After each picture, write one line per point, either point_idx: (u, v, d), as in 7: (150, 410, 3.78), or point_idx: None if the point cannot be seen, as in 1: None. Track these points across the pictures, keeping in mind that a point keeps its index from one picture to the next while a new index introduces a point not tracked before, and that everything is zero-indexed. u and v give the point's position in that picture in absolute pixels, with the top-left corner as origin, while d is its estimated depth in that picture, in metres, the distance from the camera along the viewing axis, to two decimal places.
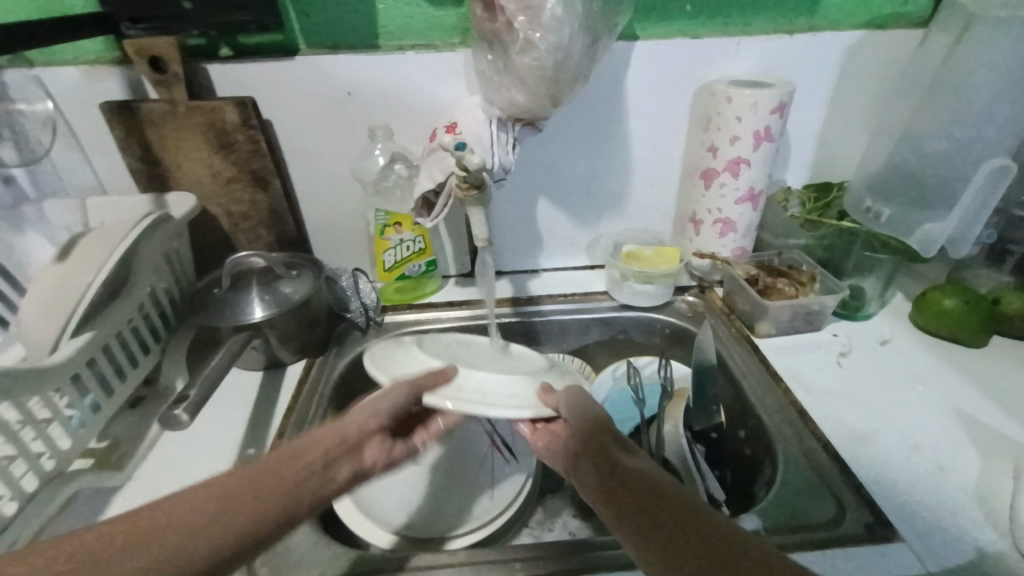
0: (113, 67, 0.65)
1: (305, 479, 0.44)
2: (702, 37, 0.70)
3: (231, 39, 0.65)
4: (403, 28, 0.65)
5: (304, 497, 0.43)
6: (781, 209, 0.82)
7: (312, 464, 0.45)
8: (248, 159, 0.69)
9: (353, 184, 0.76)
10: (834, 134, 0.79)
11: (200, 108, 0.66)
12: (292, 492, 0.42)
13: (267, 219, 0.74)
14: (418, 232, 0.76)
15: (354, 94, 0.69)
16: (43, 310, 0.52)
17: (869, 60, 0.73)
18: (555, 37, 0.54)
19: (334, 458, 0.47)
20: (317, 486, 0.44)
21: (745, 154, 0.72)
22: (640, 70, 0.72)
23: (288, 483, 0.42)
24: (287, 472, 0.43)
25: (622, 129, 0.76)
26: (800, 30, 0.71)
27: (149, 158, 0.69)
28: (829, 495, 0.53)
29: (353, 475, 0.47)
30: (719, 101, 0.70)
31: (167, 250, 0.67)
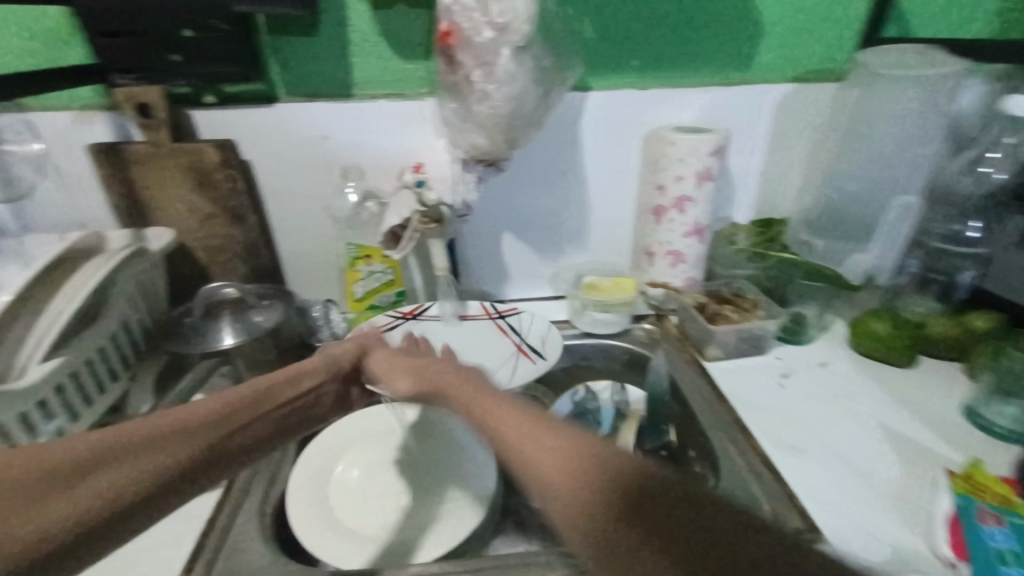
0: (102, 112, 0.70)
1: (162, 436, 0.39)
2: (650, 89, 0.78)
3: (216, 88, 0.71)
4: (375, 78, 0.72)
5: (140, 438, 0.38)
6: (728, 243, 0.88)
7: (151, 434, 0.39)
8: (227, 197, 0.74)
9: (326, 221, 0.80)
10: (774, 174, 0.86)
11: (183, 150, 0.71)
12: (175, 432, 0.40)
13: (243, 253, 0.79)
14: (388, 264, 0.80)
15: (330, 137, 0.74)
16: None
17: (799, 109, 0.81)
18: (508, 88, 0.61)
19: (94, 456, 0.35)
20: (162, 434, 0.39)
21: (689, 193, 0.79)
22: (592, 118, 0.79)
23: (163, 431, 0.39)
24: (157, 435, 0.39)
25: (578, 170, 0.83)
26: (736, 84, 0.79)
27: (130, 194, 0.73)
28: (767, 506, 0.57)
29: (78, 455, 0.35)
30: (664, 144, 0.77)
31: (142, 281, 0.71)
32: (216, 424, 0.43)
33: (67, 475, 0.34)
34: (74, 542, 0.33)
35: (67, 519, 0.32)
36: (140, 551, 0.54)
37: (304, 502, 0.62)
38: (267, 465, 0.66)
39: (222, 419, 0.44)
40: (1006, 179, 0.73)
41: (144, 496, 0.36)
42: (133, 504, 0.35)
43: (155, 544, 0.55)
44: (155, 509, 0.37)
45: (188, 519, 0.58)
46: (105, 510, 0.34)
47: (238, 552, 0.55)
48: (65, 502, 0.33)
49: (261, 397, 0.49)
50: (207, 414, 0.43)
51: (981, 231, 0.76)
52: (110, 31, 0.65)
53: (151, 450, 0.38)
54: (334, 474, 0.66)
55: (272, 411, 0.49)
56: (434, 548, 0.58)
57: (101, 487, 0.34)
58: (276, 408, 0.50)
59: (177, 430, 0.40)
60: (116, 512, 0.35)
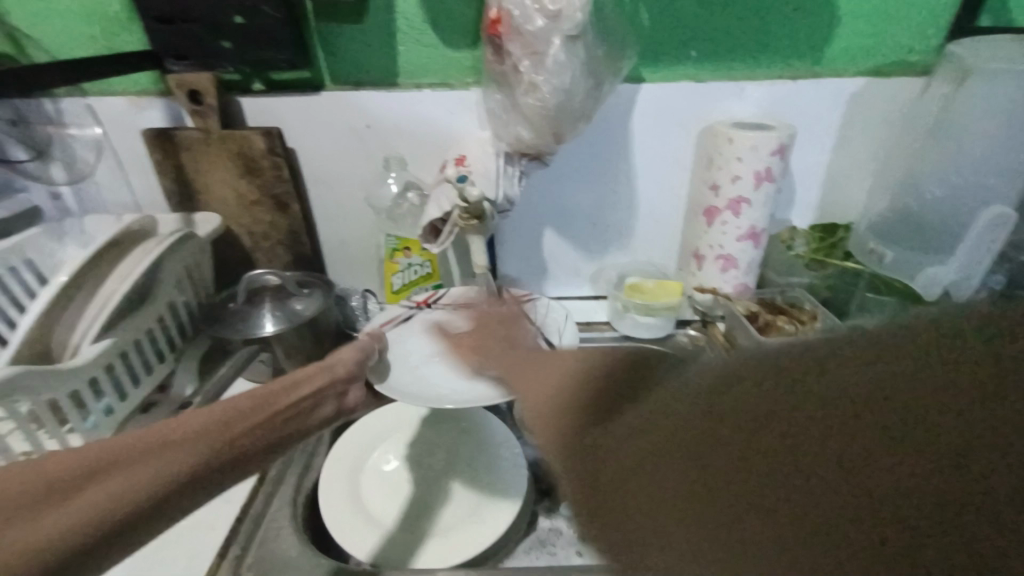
0: (156, 98, 0.72)
1: (157, 442, 0.36)
2: (708, 81, 0.73)
3: (264, 75, 0.71)
4: (420, 66, 0.70)
5: (134, 446, 0.35)
6: (785, 248, 0.82)
7: (145, 443, 0.35)
8: (272, 184, 0.75)
9: (367, 211, 0.80)
10: (842, 176, 0.79)
11: (231, 137, 0.71)
12: (173, 437, 0.36)
13: (286, 240, 0.79)
14: (426, 257, 0.78)
15: (373, 126, 0.73)
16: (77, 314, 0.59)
17: (874, 106, 0.74)
18: (557, 80, 0.58)
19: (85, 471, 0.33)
20: (157, 442, 0.36)
21: (746, 194, 0.73)
22: (645, 111, 0.75)
23: (161, 438, 0.36)
24: (152, 443, 0.35)
25: (627, 166, 0.79)
26: (804, 77, 0.73)
27: (181, 180, 0.75)
28: None
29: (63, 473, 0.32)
30: (720, 141, 0.72)
31: (191, 265, 0.73)
32: (224, 424, 0.39)
33: (8, 514, 0.30)
34: (70, 564, 0.30)
35: (54, 540, 0.30)
36: (182, 531, 0.56)
37: (335, 498, 0.62)
38: (304, 451, 0.67)
39: (230, 419, 0.40)
40: None
41: (144, 507, 0.33)
42: (122, 526, 0.32)
43: (194, 526, 0.57)
44: (128, 544, 0.33)
45: (226, 503, 0.60)
46: (59, 551, 0.30)
47: (270, 539, 0.56)
48: (51, 522, 0.30)
49: (247, 408, 0.41)
50: (213, 416, 0.39)
51: None
52: (166, 18, 0.66)
53: (113, 477, 0.33)
54: (368, 464, 0.67)
55: (292, 407, 0.45)
56: (460, 555, 0.57)
57: (91, 502, 0.32)
58: (271, 418, 0.42)
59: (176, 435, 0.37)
60: (112, 528, 0.32)
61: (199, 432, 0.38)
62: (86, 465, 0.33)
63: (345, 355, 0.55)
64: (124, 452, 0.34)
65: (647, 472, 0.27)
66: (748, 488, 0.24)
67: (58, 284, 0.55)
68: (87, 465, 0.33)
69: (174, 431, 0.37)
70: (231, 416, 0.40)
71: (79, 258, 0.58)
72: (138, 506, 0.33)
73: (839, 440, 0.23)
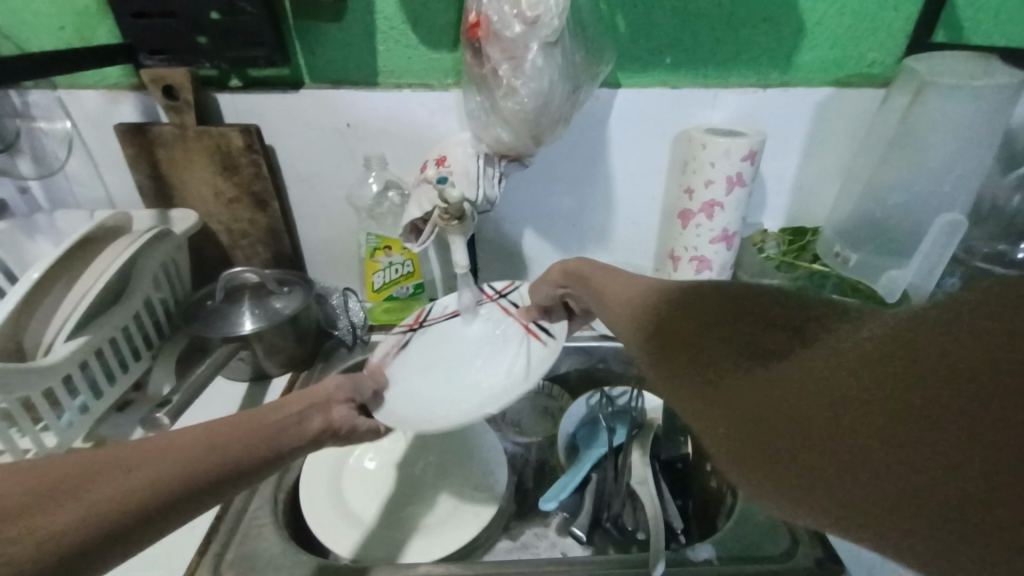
0: (130, 92, 0.70)
1: (168, 450, 0.37)
2: (683, 87, 0.75)
3: (242, 72, 0.71)
4: (401, 66, 0.71)
5: (147, 452, 0.36)
6: (757, 250, 0.85)
7: (155, 450, 0.36)
8: (250, 181, 0.74)
9: (347, 210, 0.80)
10: (810, 181, 0.83)
11: (208, 133, 0.71)
12: (182, 449, 0.37)
13: (265, 237, 0.79)
14: (408, 256, 0.78)
15: (353, 125, 0.73)
16: (47, 311, 0.58)
17: (840, 115, 0.77)
18: (535, 84, 0.60)
19: (97, 469, 0.34)
20: (169, 449, 0.37)
21: (719, 198, 0.76)
22: (622, 116, 0.77)
23: (173, 446, 0.37)
24: (160, 449, 0.36)
25: (605, 168, 0.81)
26: (774, 86, 0.75)
27: (157, 176, 0.74)
28: (783, 531, 0.56)
29: (78, 468, 0.33)
30: (695, 146, 0.74)
31: (168, 262, 0.72)
32: (228, 441, 0.40)
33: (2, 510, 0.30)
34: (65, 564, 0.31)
35: (58, 537, 0.30)
36: None
37: (314, 498, 0.62)
38: None
39: (234, 434, 0.41)
40: None
41: (140, 517, 0.34)
42: (118, 535, 0.33)
43: None
44: (118, 551, 0.33)
45: None
46: (56, 554, 0.30)
47: (250, 537, 0.56)
48: (57, 519, 0.31)
49: (238, 430, 0.41)
50: (218, 428, 0.40)
51: None
52: (140, 11, 0.65)
53: (119, 480, 0.34)
54: (348, 464, 0.67)
55: (289, 432, 0.45)
56: (442, 547, 0.58)
57: (97, 503, 0.32)
58: (262, 440, 0.42)
59: (186, 446, 0.38)
60: (107, 534, 0.32)
61: (207, 445, 0.39)
62: (98, 465, 0.34)
63: (331, 380, 0.55)
64: (136, 456, 0.35)
65: (720, 403, 0.34)
66: (840, 449, 0.28)
67: (30, 280, 0.54)
68: (80, 471, 0.33)
69: (184, 438, 0.38)
70: (236, 432, 0.41)
71: (52, 256, 0.57)
72: (135, 516, 0.33)
73: (869, 403, 0.27)
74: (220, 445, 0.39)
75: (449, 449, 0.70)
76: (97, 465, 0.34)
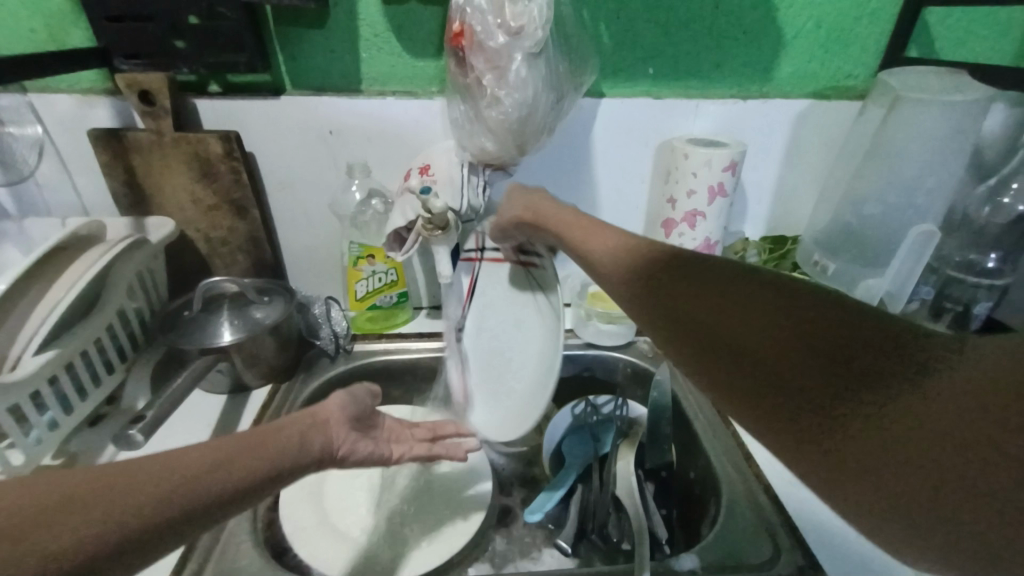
0: (104, 97, 0.69)
1: (153, 484, 0.33)
2: (666, 98, 0.76)
3: (221, 77, 0.69)
4: (384, 74, 0.70)
5: (127, 485, 0.33)
6: (739, 258, 0.85)
7: (135, 479, 0.33)
8: (229, 188, 0.73)
9: (330, 217, 0.79)
10: (789, 191, 0.84)
11: (186, 140, 0.69)
12: (168, 480, 0.34)
13: (245, 245, 0.77)
14: (391, 265, 0.78)
15: (336, 132, 0.72)
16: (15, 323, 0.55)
17: (818, 126, 0.79)
18: (519, 94, 0.60)
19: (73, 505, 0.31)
20: (151, 483, 0.33)
21: (701, 207, 0.77)
22: (605, 125, 0.77)
23: (158, 480, 0.34)
24: (141, 480, 0.33)
25: (589, 177, 0.81)
26: (755, 97, 0.76)
27: (133, 183, 0.72)
28: (765, 538, 0.56)
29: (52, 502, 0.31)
30: (677, 156, 0.75)
31: (143, 271, 0.70)
32: (220, 471, 0.36)
33: None
34: None
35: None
36: None
37: (294, 516, 0.61)
38: None
39: (228, 459, 0.37)
40: None
41: (107, 557, 0.31)
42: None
43: None
44: None
45: None
46: None
47: (228, 555, 0.54)
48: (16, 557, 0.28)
49: (233, 452, 0.38)
50: (211, 456, 0.37)
51: (999, 262, 0.73)
52: (115, 15, 0.64)
53: (89, 517, 0.31)
54: (330, 478, 0.66)
55: (290, 453, 0.41)
56: (424, 562, 0.57)
57: (59, 542, 0.29)
58: (257, 462, 0.38)
59: (171, 478, 0.34)
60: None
61: (196, 477, 0.35)
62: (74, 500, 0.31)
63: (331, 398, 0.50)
64: (114, 490, 0.32)
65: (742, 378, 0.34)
66: (858, 447, 0.29)
67: None
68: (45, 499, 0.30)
69: (172, 467, 0.35)
70: (230, 459, 0.37)
71: (20, 266, 0.55)
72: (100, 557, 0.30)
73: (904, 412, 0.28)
74: (212, 476, 0.36)
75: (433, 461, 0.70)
76: (71, 497, 0.31)
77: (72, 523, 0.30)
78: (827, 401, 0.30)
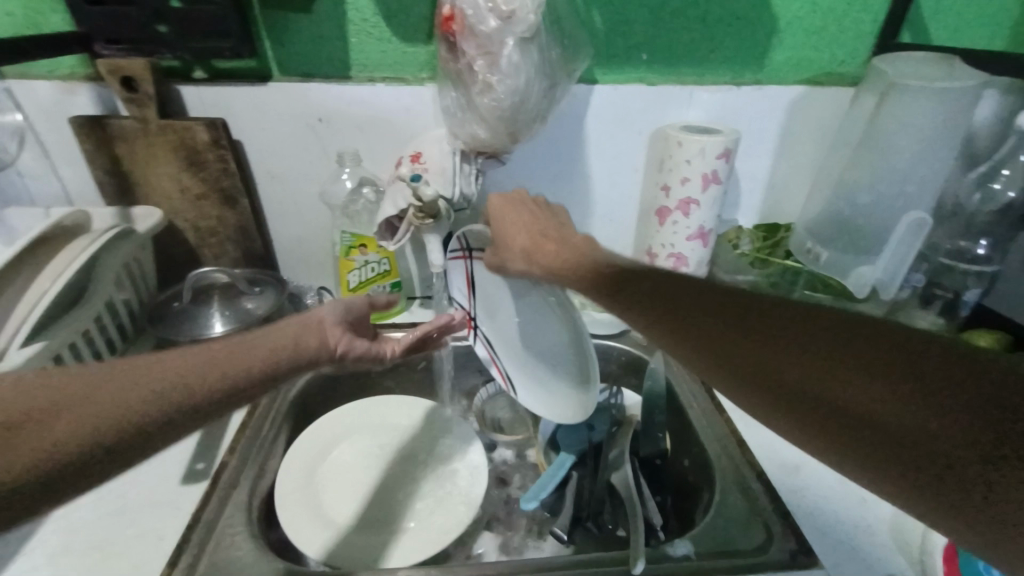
0: (85, 83, 0.67)
1: (150, 376, 0.37)
2: (660, 84, 0.75)
3: (206, 63, 0.68)
4: (374, 59, 0.69)
5: (130, 378, 0.37)
6: (732, 247, 0.85)
7: (136, 375, 0.37)
8: (217, 177, 0.71)
9: (320, 207, 0.78)
10: (783, 179, 0.84)
11: (172, 127, 0.68)
12: (168, 376, 0.38)
13: (234, 235, 0.76)
14: (384, 254, 0.77)
15: (325, 120, 0.71)
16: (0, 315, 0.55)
17: (812, 114, 0.78)
18: (511, 81, 0.59)
19: (86, 394, 0.35)
20: (148, 377, 0.37)
21: (694, 196, 0.76)
22: (599, 113, 0.76)
23: (156, 375, 0.37)
24: (136, 374, 0.37)
25: (583, 166, 0.80)
26: (749, 84, 0.76)
27: (118, 172, 0.71)
28: (757, 523, 0.57)
29: (67, 390, 0.35)
30: (670, 144, 0.74)
31: (130, 262, 0.69)
32: (214, 371, 0.40)
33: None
34: (56, 475, 0.33)
35: (49, 450, 0.32)
36: (124, 542, 0.54)
37: (287, 502, 0.60)
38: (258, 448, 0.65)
39: (225, 361, 0.41)
40: (1015, 199, 0.72)
41: (130, 435, 0.35)
42: (109, 450, 0.34)
43: (136, 536, 0.55)
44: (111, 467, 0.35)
45: (174, 511, 0.57)
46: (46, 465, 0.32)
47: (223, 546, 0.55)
48: (48, 435, 0.33)
49: (222, 356, 0.41)
50: (207, 358, 0.40)
51: (989, 248, 0.76)
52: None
53: (102, 404, 0.35)
54: (324, 467, 0.66)
55: (283, 361, 0.44)
56: (417, 551, 0.57)
57: (82, 424, 0.34)
58: (238, 366, 0.41)
59: (172, 372, 0.38)
60: (99, 451, 0.34)
61: (190, 374, 0.39)
62: (87, 391, 0.35)
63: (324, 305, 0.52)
64: (123, 380, 0.36)
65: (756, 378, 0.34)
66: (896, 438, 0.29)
67: None
68: (37, 401, 0.34)
69: (175, 365, 0.39)
70: (228, 355, 0.41)
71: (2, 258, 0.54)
72: (125, 432, 0.35)
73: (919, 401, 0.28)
74: (211, 370, 0.40)
75: (427, 452, 0.69)
76: (85, 386, 0.35)
77: (68, 419, 0.34)
78: (838, 385, 0.31)
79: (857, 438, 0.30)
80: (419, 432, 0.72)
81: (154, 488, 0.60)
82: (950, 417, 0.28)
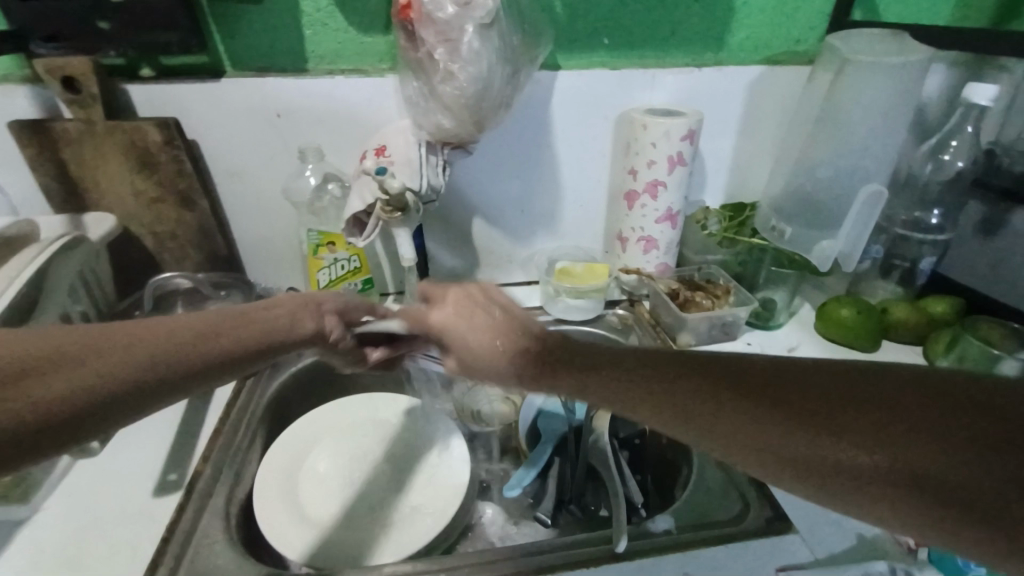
0: (23, 84, 0.63)
1: (163, 335, 0.37)
2: (622, 68, 0.75)
3: (154, 59, 0.65)
4: (330, 51, 0.67)
5: (143, 336, 0.36)
6: (699, 228, 0.86)
7: (148, 333, 0.37)
8: (173, 178, 0.69)
9: (284, 205, 0.76)
10: (746, 159, 0.86)
11: (121, 127, 0.65)
12: (181, 339, 0.38)
13: (195, 238, 0.74)
14: (353, 251, 0.75)
15: (284, 115, 0.69)
16: None
17: (771, 93, 0.80)
18: (474, 68, 0.58)
19: (101, 346, 0.35)
20: (157, 335, 0.37)
21: (661, 178, 0.77)
22: (563, 99, 0.76)
23: (168, 336, 0.37)
24: (147, 332, 0.37)
25: (550, 153, 0.80)
26: (709, 65, 0.77)
27: (65, 177, 0.67)
28: (735, 493, 0.59)
29: (79, 341, 0.34)
30: (636, 128, 0.75)
31: (84, 270, 0.66)
32: (224, 337, 0.40)
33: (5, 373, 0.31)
34: (59, 423, 0.32)
35: (54, 399, 0.32)
36: (96, 558, 0.52)
37: (266, 511, 0.59)
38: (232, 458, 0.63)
39: (232, 325, 0.41)
40: (963, 168, 0.75)
41: (137, 391, 0.35)
42: (114, 407, 0.34)
43: (110, 551, 0.53)
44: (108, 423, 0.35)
45: (148, 524, 0.55)
46: (51, 414, 0.32)
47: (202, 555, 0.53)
48: (55, 383, 0.32)
49: (227, 322, 0.41)
50: (215, 321, 0.41)
51: (941, 218, 0.77)
52: None
53: (115, 357, 0.35)
54: (302, 470, 0.65)
55: (281, 338, 0.45)
56: (402, 548, 0.57)
57: (87, 378, 0.33)
58: (252, 337, 0.42)
59: (187, 334, 0.38)
60: (101, 406, 0.34)
61: (202, 336, 0.39)
62: (99, 343, 0.35)
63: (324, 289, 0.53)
64: (135, 336, 0.36)
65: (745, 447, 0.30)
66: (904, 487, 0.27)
67: None
68: (63, 343, 0.33)
69: (186, 325, 0.39)
70: (233, 322, 0.42)
71: None
72: (134, 387, 0.35)
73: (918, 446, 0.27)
74: (223, 334, 0.40)
75: (404, 448, 0.68)
76: (97, 337, 0.35)
77: (76, 369, 0.33)
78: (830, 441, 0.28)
79: (878, 485, 0.27)
80: (396, 429, 0.70)
81: (125, 502, 0.57)
82: (955, 443, 0.26)
